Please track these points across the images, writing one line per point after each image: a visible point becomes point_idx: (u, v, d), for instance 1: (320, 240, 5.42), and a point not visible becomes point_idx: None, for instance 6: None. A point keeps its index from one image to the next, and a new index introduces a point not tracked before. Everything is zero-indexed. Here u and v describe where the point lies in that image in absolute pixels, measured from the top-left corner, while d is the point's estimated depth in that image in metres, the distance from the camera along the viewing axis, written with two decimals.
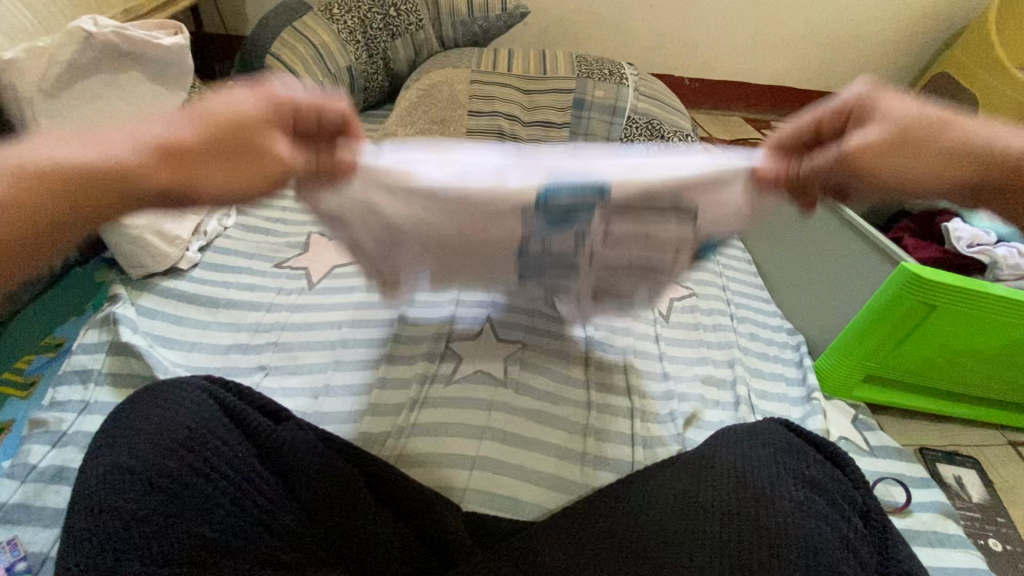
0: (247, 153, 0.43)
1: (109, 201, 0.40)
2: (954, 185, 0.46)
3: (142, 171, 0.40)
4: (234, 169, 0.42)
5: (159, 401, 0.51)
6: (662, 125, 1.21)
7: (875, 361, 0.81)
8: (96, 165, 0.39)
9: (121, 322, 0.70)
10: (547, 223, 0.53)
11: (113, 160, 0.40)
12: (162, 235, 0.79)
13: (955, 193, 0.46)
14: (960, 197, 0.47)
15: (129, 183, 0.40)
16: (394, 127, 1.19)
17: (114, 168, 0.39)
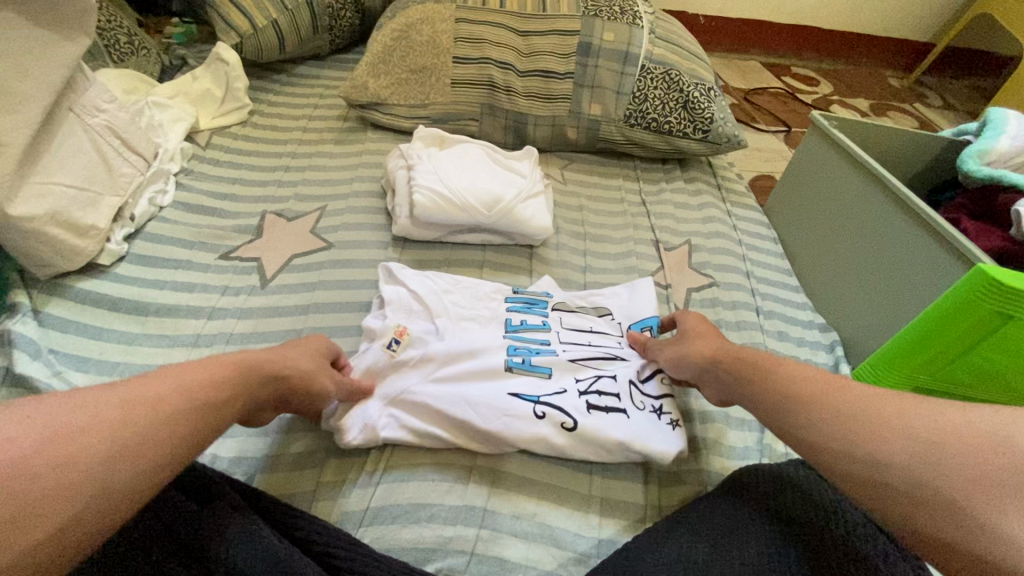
0: (287, 353, 0.52)
1: (218, 384, 0.43)
2: (705, 356, 0.59)
3: (230, 376, 0.44)
4: (288, 356, 0.51)
5: None
6: (681, 77, 1.03)
7: (928, 374, 0.70)
8: (215, 374, 0.43)
9: (16, 345, 0.56)
10: (515, 332, 0.67)
11: (210, 374, 0.43)
12: (70, 226, 0.63)
13: (710, 365, 0.58)
14: (718, 373, 0.58)
15: (228, 379, 0.44)
16: (364, 78, 1.00)
17: (214, 378, 0.43)
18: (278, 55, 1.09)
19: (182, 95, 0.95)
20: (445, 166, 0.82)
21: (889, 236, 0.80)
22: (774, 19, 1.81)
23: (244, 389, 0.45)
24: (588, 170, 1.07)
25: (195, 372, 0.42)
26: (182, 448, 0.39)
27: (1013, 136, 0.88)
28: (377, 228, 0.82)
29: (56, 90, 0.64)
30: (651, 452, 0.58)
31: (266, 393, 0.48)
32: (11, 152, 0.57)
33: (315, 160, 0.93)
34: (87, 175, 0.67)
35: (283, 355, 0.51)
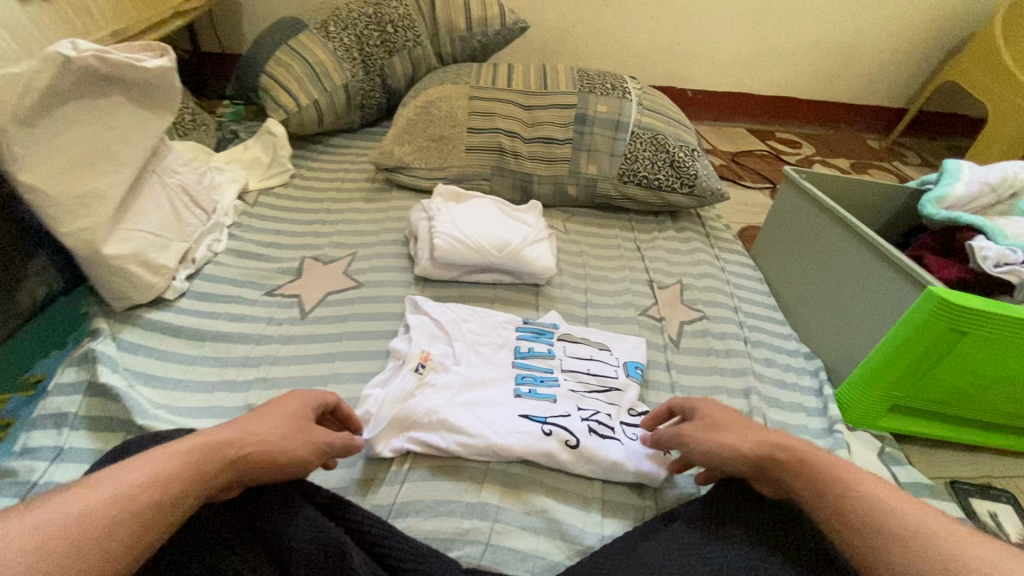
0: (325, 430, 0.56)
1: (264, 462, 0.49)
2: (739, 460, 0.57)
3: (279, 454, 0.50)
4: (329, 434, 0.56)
5: None
6: (667, 141, 1.17)
7: (899, 390, 0.77)
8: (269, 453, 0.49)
9: (100, 361, 0.65)
10: (523, 359, 0.75)
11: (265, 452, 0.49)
12: (146, 264, 0.75)
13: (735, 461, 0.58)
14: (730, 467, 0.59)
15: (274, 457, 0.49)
16: (391, 146, 1.15)
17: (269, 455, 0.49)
18: (317, 128, 1.26)
19: (236, 162, 1.11)
20: (461, 217, 0.94)
21: (860, 278, 0.87)
22: (756, 91, 2.00)
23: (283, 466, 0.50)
24: (588, 221, 1.19)
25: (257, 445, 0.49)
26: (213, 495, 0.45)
27: (967, 182, 0.97)
28: (401, 270, 0.94)
29: (146, 157, 0.78)
30: (642, 476, 0.64)
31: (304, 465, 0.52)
32: (108, 204, 0.71)
33: (348, 215, 1.06)
34: (163, 224, 0.80)
35: (242, 430, 0.49)
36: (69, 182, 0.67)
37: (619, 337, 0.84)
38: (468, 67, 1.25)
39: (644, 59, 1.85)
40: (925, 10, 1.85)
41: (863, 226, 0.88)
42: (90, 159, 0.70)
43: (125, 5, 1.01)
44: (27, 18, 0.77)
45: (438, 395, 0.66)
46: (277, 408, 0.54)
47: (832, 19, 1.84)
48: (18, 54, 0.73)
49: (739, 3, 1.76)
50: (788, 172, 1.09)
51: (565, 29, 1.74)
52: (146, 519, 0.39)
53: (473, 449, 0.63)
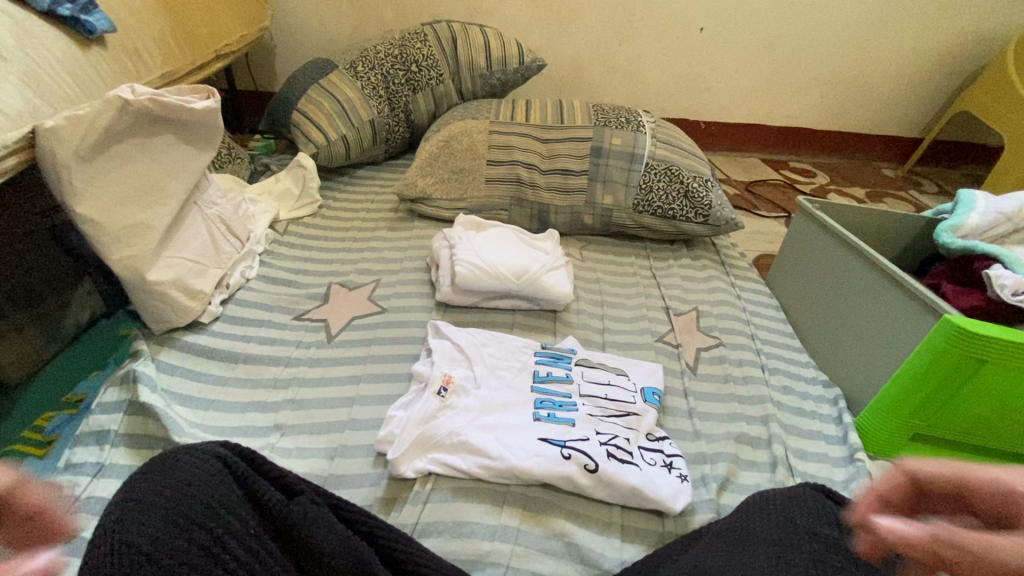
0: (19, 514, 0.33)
1: None
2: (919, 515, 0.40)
3: None
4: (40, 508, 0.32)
5: (168, 472, 0.49)
6: (681, 172, 1.21)
7: (920, 419, 0.76)
8: None
9: (140, 381, 0.69)
10: (542, 383, 0.77)
11: None
12: (186, 290, 0.79)
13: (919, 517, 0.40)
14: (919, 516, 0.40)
15: None
16: (414, 178, 1.21)
17: None
18: (344, 161, 1.33)
19: (268, 193, 1.17)
20: (481, 245, 0.98)
21: (877, 307, 0.88)
22: (769, 122, 2.04)
23: None
24: (604, 249, 1.22)
25: None
26: None
27: (981, 212, 0.98)
28: (423, 295, 0.97)
29: (189, 190, 0.84)
30: (661, 502, 0.64)
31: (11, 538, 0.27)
32: (154, 233, 0.76)
33: (372, 243, 1.11)
34: (201, 251, 0.85)
35: None
36: (121, 214, 0.72)
37: (636, 363, 0.86)
38: (488, 103, 1.31)
39: (658, 93, 1.91)
40: (935, 43, 1.89)
41: (879, 255, 0.89)
42: (140, 192, 0.75)
43: (173, 50, 1.10)
44: (89, 65, 0.84)
45: (460, 418, 0.68)
46: None
47: (842, 54, 1.89)
48: (81, 98, 0.79)
49: (749, 39, 1.81)
50: (802, 202, 1.11)
51: (580, 65, 1.81)
52: None
53: (494, 471, 0.64)
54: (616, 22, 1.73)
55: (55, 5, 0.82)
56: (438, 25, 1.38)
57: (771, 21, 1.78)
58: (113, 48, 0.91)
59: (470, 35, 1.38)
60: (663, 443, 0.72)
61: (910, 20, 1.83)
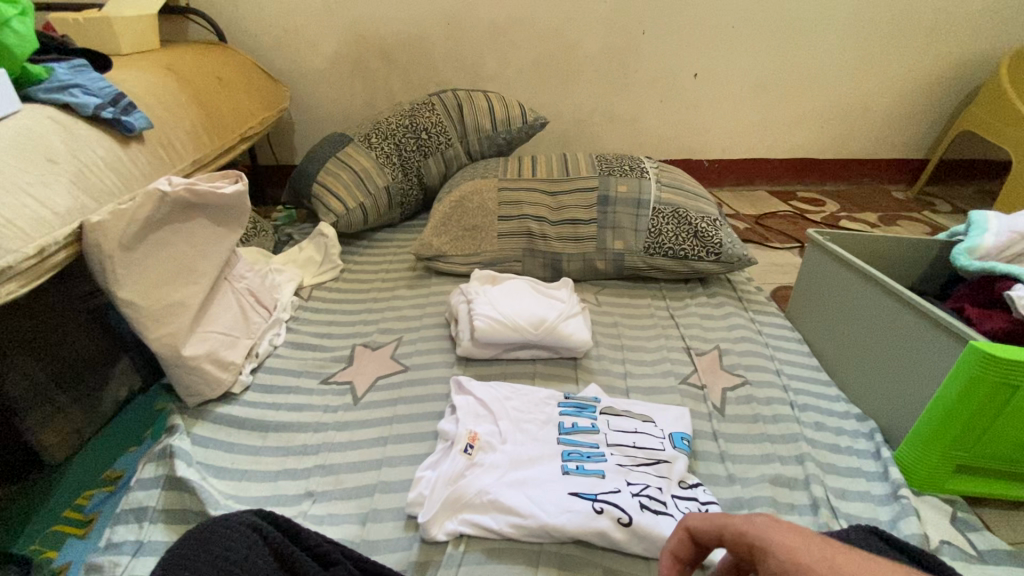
0: None
1: None
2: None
3: None
4: None
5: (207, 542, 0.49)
6: (688, 213, 1.23)
7: (963, 450, 0.73)
8: None
9: (177, 455, 0.71)
10: (568, 434, 0.77)
11: None
12: (218, 362, 0.83)
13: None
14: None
15: None
16: (429, 238, 1.25)
17: None
18: (362, 226, 1.39)
19: (292, 262, 1.23)
20: (498, 297, 1.00)
21: (903, 335, 0.86)
22: (772, 155, 2.07)
23: None
24: (619, 293, 1.23)
25: None
26: None
27: (995, 233, 0.97)
28: (445, 351, 0.99)
29: (220, 268, 0.89)
30: None
31: None
32: (189, 310, 0.80)
33: (393, 303, 1.14)
34: (232, 324, 0.89)
35: None
36: (158, 294, 0.77)
37: (661, 407, 0.85)
38: (496, 161, 1.37)
39: (659, 137, 1.97)
40: (926, 69, 1.93)
41: (896, 283, 0.88)
42: (176, 273, 0.80)
43: (203, 138, 1.19)
44: (129, 160, 0.92)
45: (489, 477, 0.68)
46: None
47: (835, 87, 1.94)
48: (123, 190, 0.86)
49: (742, 81, 1.88)
50: (813, 234, 1.11)
51: (581, 118, 1.89)
52: None
53: (526, 530, 0.64)
54: (611, 76, 1.82)
55: (99, 110, 0.90)
56: (445, 95, 1.47)
57: (761, 62, 1.86)
58: (150, 143, 1.00)
59: (475, 102, 1.46)
60: (696, 490, 0.71)
61: (898, 50, 1.89)
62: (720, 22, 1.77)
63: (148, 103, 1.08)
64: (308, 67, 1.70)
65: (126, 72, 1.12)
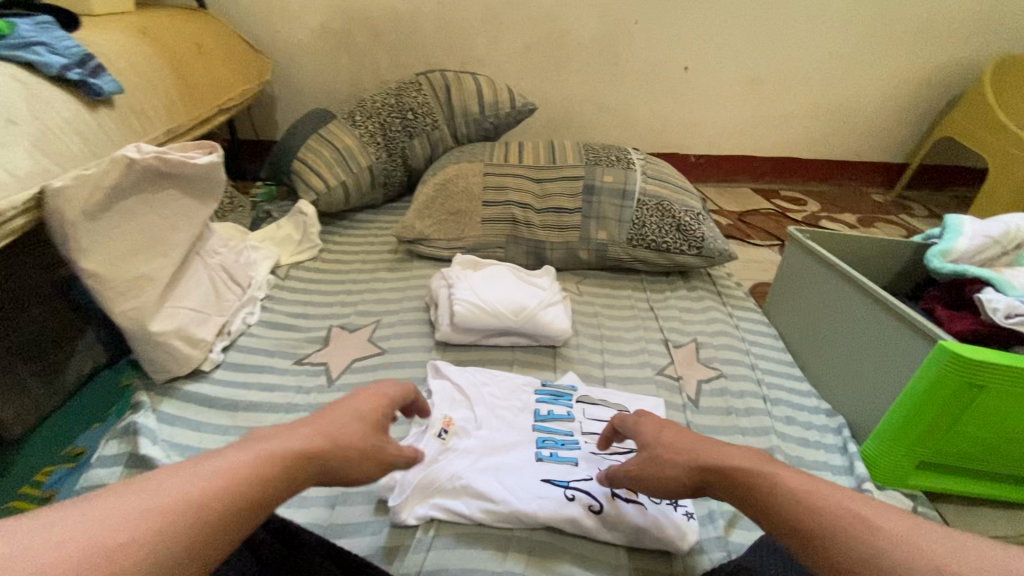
0: None
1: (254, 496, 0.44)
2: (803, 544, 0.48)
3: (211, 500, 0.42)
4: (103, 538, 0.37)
5: None
6: (672, 206, 1.23)
7: (926, 447, 0.75)
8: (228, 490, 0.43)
9: (141, 433, 0.69)
10: (542, 421, 0.77)
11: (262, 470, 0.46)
12: (187, 339, 0.80)
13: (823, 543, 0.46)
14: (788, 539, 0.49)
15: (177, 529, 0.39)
16: (412, 220, 1.23)
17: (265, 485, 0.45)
18: (343, 206, 1.36)
19: (269, 240, 1.20)
20: (479, 283, 0.99)
21: (875, 334, 0.88)
22: (758, 153, 2.09)
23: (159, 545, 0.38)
24: (601, 283, 1.24)
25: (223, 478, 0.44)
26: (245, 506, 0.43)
27: (969, 237, 1.00)
28: (423, 335, 0.98)
29: (191, 242, 0.86)
30: (666, 541, 0.63)
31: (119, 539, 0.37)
32: (157, 284, 0.77)
33: (372, 285, 1.12)
34: (204, 300, 0.87)
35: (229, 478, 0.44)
36: (125, 266, 0.74)
37: (636, 397, 0.86)
38: (483, 145, 1.35)
39: (648, 130, 1.97)
40: (911, 74, 1.96)
41: (871, 282, 0.90)
42: (144, 246, 0.77)
43: (178, 107, 1.14)
44: (97, 126, 0.88)
45: (462, 462, 0.68)
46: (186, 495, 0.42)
47: (823, 87, 1.96)
48: (89, 156, 0.83)
49: (732, 76, 1.89)
50: (794, 232, 1.13)
51: (570, 107, 1.87)
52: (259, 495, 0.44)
53: (497, 515, 0.64)
54: (602, 65, 1.80)
55: (66, 71, 0.86)
56: (433, 75, 1.44)
57: (751, 59, 1.86)
58: (121, 108, 0.96)
59: (464, 83, 1.44)
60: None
61: (886, 54, 1.91)
62: (713, 16, 1.76)
63: (119, 67, 1.03)
64: (292, 40, 1.64)
65: (96, 33, 1.07)
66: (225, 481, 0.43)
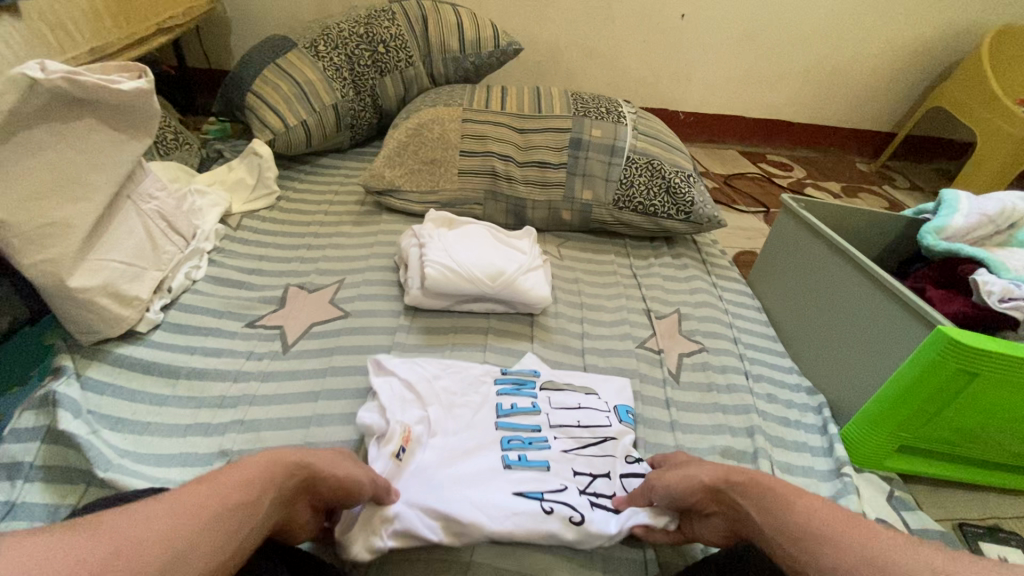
0: None
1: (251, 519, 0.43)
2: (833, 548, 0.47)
3: (225, 499, 0.42)
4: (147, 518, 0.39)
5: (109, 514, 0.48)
6: (663, 166, 1.15)
7: (908, 431, 0.74)
8: (239, 497, 0.43)
9: (60, 405, 0.60)
10: (507, 416, 0.69)
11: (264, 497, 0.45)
12: (117, 297, 0.70)
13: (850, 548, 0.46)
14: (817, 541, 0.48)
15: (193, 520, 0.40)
16: (381, 168, 1.12)
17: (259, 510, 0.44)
18: (305, 149, 1.23)
19: (218, 184, 1.07)
20: (454, 244, 0.90)
21: (863, 311, 0.85)
22: (749, 114, 2.01)
23: (184, 530, 0.39)
24: (582, 247, 1.17)
25: (235, 475, 0.45)
26: (245, 522, 0.42)
27: (966, 213, 0.95)
28: (391, 298, 0.90)
29: (119, 183, 0.74)
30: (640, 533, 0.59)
31: (157, 524, 0.38)
32: (76, 233, 0.66)
33: (335, 240, 1.02)
34: (137, 252, 0.76)
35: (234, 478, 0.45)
36: (33, 210, 0.63)
37: (598, 376, 0.81)
38: (461, 88, 1.23)
39: (638, 82, 1.85)
40: (912, 37, 1.88)
41: (865, 257, 0.85)
42: (55, 186, 0.65)
43: (106, 21, 0.98)
44: None
45: (426, 460, 0.60)
46: (214, 478, 0.44)
47: (822, 46, 1.86)
48: None
49: (731, 29, 1.77)
50: (787, 200, 1.07)
51: (558, 51, 1.74)
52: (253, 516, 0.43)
53: (466, 539, 0.55)
54: (595, 6, 1.66)
55: None
56: (407, 3, 1.28)
57: (752, 9, 1.74)
58: (28, 17, 0.80)
59: (443, 15, 1.29)
60: (642, 466, 0.67)
61: (890, 13, 1.81)
62: None
63: None
64: None
65: None
66: (238, 478, 0.45)
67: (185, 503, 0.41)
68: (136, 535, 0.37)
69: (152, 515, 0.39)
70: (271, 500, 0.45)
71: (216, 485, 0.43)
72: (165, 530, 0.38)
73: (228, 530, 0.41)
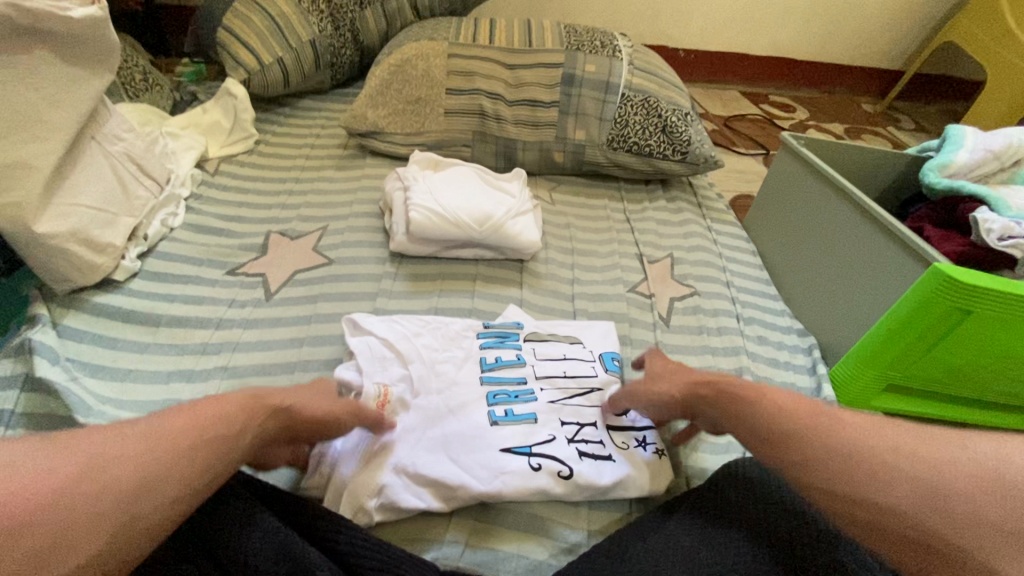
0: None
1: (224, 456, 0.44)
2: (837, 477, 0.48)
3: (198, 434, 0.43)
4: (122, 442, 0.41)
5: None
6: (659, 103, 1.10)
7: (895, 371, 0.74)
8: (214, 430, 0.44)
9: (37, 352, 0.59)
10: (490, 373, 0.67)
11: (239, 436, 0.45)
12: (89, 243, 0.68)
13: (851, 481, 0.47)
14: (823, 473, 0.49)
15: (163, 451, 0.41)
16: (363, 109, 1.06)
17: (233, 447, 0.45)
18: (282, 90, 1.17)
19: (193, 127, 1.02)
20: (440, 187, 0.87)
21: (859, 250, 0.83)
22: (752, 50, 1.91)
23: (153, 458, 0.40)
24: (574, 191, 1.13)
25: (212, 410, 0.46)
26: (215, 456, 0.43)
27: (970, 150, 0.92)
28: (376, 245, 0.87)
29: (83, 123, 0.70)
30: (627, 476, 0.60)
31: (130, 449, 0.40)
32: (38, 175, 0.63)
33: (317, 185, 0.98)
34: (107, 197, 0.73)
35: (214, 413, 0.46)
36: None
37: (584, 324, 0.78)
38: (447, 21, 1.15)
39: (636, 15, 1.75)
40: None
41: (864, 195, 0.83)
42: (10, 122, 0.61)
43: None
44: None
45: (409, 422, 0.59)
46: (194, 411, 0.45)
47: None
48: None
49: None
50: (787, 137, 1.03)
51: None
52: (226, 448, 0.44)
53: (455, 502, 0.56)
54: None
55: None
56: None
57: None
58: None
59: None
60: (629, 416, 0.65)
61: None
62: None
63: None
64: None
65: None
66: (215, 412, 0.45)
67: (165, 429, 0.43)
68: (116, 455, 0.40)
69: (126, 442, 0.41)
70: (248, 438, 0.46)
71: (194, 418, 0.44)
72: (145, 454, 0.41)
73: (200, 462, 0.42)
